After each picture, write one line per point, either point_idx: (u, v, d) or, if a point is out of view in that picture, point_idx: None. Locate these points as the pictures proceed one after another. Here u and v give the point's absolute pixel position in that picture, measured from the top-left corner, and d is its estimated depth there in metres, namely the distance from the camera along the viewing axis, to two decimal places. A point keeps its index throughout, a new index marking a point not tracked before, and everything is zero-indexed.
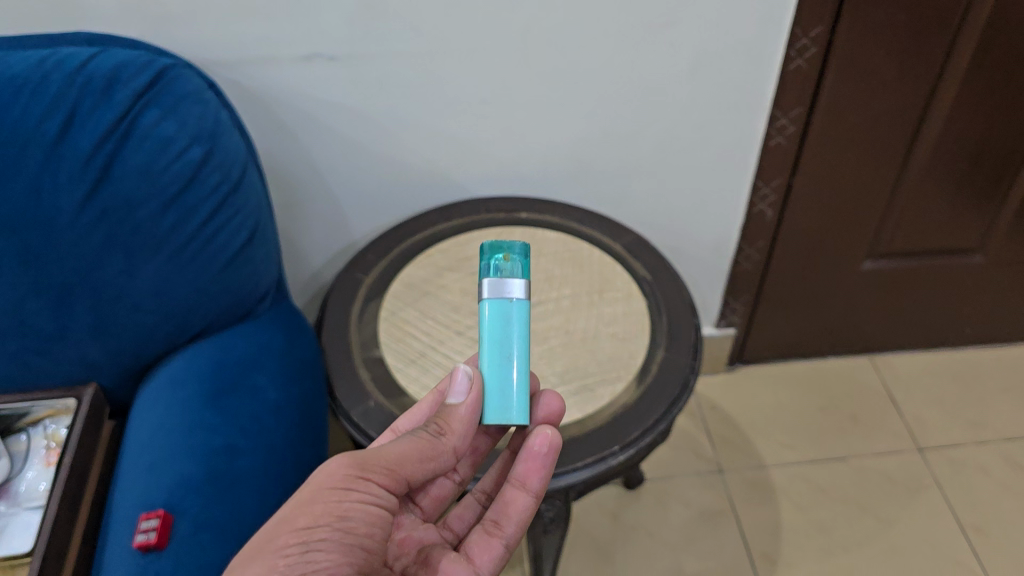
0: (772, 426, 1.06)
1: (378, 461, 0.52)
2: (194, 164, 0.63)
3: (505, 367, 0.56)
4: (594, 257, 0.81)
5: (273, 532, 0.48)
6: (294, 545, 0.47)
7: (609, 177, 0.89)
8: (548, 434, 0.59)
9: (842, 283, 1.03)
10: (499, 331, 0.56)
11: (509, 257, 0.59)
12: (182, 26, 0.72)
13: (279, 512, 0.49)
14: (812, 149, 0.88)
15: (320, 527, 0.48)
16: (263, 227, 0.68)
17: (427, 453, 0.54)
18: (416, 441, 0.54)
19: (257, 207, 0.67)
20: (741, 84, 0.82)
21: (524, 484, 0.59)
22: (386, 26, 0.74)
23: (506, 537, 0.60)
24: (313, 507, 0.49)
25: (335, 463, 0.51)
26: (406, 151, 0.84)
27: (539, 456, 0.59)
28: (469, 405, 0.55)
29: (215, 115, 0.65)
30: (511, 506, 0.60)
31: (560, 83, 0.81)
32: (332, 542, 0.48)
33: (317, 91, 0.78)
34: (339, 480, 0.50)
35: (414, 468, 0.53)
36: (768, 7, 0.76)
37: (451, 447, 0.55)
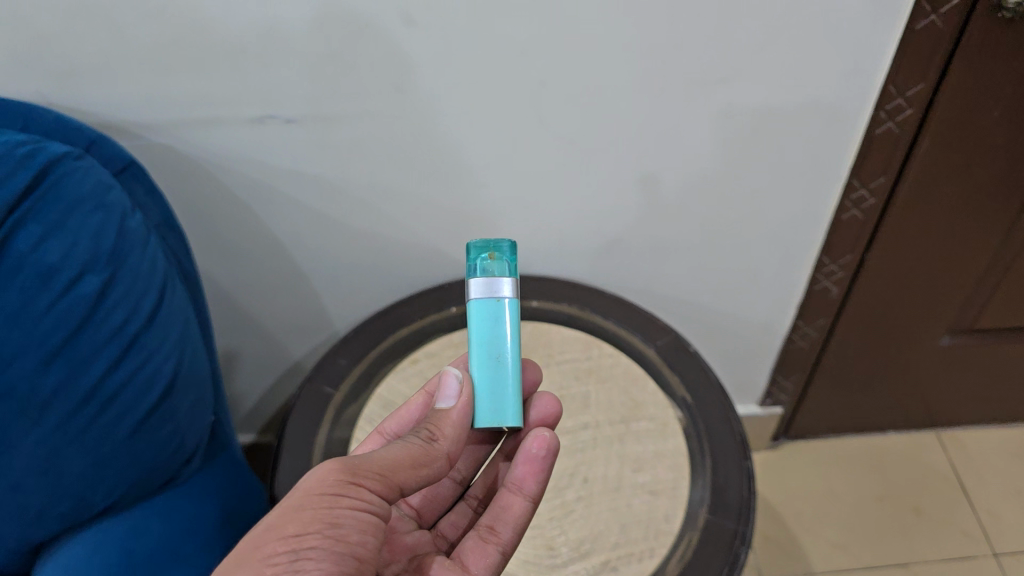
0: (821, 521, 0.91)
1: (369, 464, 0.43)
2: (89, 300, 0.47)
3: (495, 372, 0.50)
4: (619, 370, 0.65)
5: (255, 542, 0.40)
6: (281, 554, 0.39)
7: (641, 252, 0.73)
8: (546, 435, 0.52)
9: (913, 360, 0.87)
10: (488, 330, 0.50)
11: (495, 256, 0.52)
12: (95, 82, 0.56)
13: (263, 522, 0.41)
14: (894, 220, 0.71)
15: (308, 535, 0.40)
16: (189, 368, 0.52)
17: (421, 457, 0.45)
18: (409, 445, 0.45)
19: (180, 341, 0.52)
20: (814, 148, 0.65)
21: (520, 488, 0.51)
22: (358, 81, 0.57)
23: (504, 546, 0.50)
24: (301, 514, 0.40)
25: (320, 470, 0.43)
26: (390, 225, 0.67)
27: (537, 458, 0.52)
28: (460, 407, 0.48)
29: (120, 225, 0.49)
30: (506, 512, 0.51)
31: (583, 148, 0.64)
32: (324, 553, 0.39)
33: (273, 157, 0.61)
34: (327, 486, 0.42)
35: (408, 474, 0.44)
36: (853, 59, 0.59)
37: (446, 453, 0.47)
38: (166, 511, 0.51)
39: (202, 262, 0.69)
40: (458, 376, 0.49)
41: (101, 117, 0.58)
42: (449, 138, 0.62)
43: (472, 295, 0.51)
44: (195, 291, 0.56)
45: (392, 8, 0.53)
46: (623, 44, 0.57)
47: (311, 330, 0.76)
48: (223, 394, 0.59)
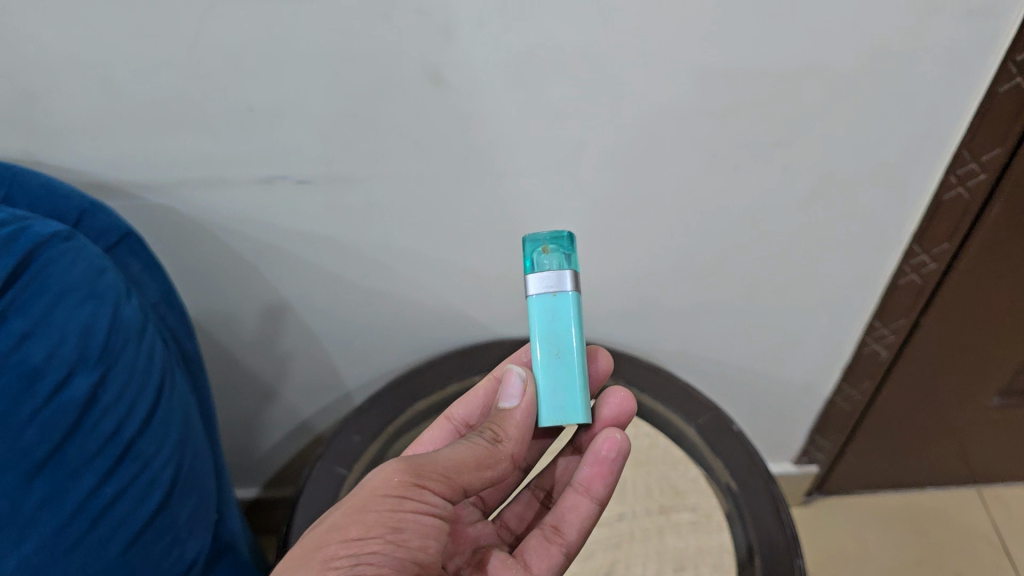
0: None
1: (435, 466, 0.42)
2: (78, 404, 0.41)
3: (557, 368, 0.47)
4: (657, 452, 0.61)
5: (320, 542, 0.39)
6: (343, 558, 0.38)
7: (678, 315, 0.68)
8: (617, 439, 0.50)
9: (960, 420, 0.82)
10: (548, 325, 0.47)
11: (551, 248, 0.48)
12: (89, 142, 0.50)
13: (325, 522, 0.40)
14: (953, 286, 0.65)
15: (371, 539, 0.39)
16: (185, 475, 0.47)
17: (485, 459, 0.44)
18: (474, 447, 0.44)
19: (178, 443, 0.46)
20: (875, 214, 0.59)
21: (588, 489, 0.50)
22: (378, 141, 0.51)
23: (566, 548, 0.49)
24: (365, 516, 0.39)
25: (386, 470, 0.42)
26: (412, 287, 0.63)
27: (607, 460, 0.50)
28: (523, 408, 0.46)
29: (111, 314, 0.44)
30: (572, 514, 0.50)
31: (624, 213, 0.58)
32: (386, 558, 0.38)
33: (285, 219, 0.56)
34: (391, 489, 0.41)
35: (472, 476, 0.43)
36: (925, 125, 0.53)
37: (510, 455, 0.46)
38: None
39: (206, 323, 0.64)
40: (519, 375, 0.47)
41: (96, 177, 0.53)
42: (478, 201, 0.56)
43: (530, 290, 0.47)
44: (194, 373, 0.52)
45: (417, 64, 0.47)
46: (672, 107, 0.51)
47: (325, 390, 0.71)
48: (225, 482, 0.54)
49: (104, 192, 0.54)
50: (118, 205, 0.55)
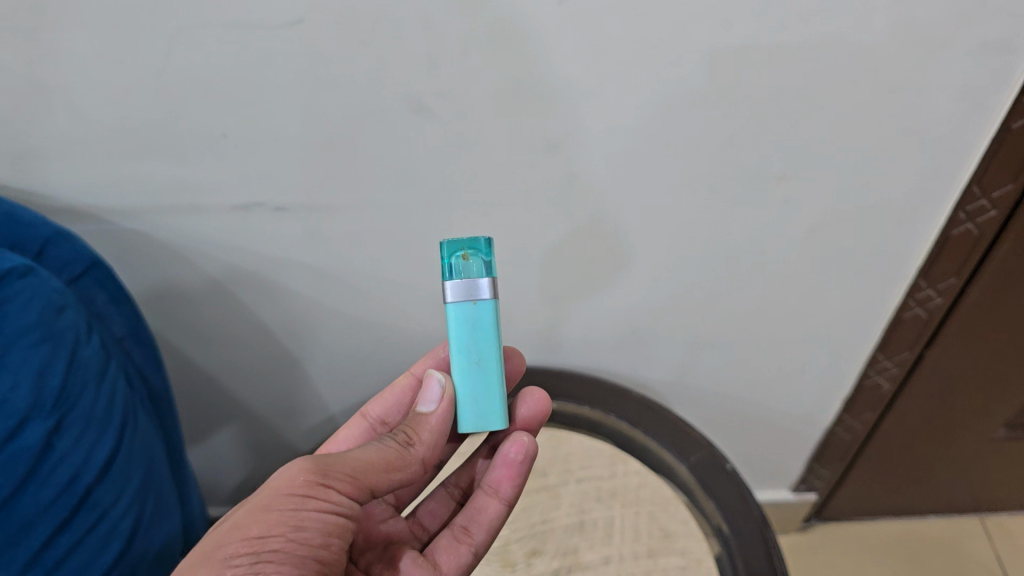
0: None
1: (341, 465, 0.40)
2: (32, 452, 0.39)
3: (477, 378, 0.44)
4: (649, 492, 0.60)
5: (219, 541, 0.37)
6: (243, 555, 0.36)
7: (673, 346, 0.66)
8: (525, 441, 0.49)
9: (964, 450, 0.80)
10: (466, 333, 0.44)
11: (470, 256, 0.44)
12: (57, 166, 0.48)
13: (227, 522, 0.39)
14: (958, 322, 0.63)
15: (272, 537, 0.37)
16: (142, 528, 0.45)
17: (395, 460, 0.42)
18: (383, 448, 0.42)
19: (137, 493, 0.45)
20: (881, 250, 0.57)
21: (497, 491, 0.50)
22: (359, 171, 0.49)
23: (475, 547, 0.49)
24: (267, 515, 0.38)
25: (290, 468, 0.40)
26: (397, 314, 0.61)
27: (515, 463, 0.49)
28: (441, 414, 0.44)
29: (68, 355, 0.42)
30: (481, 514, 0.50)
31: (618, 248, 0.56)
32: (286, 556, 0.37)
33: (265, 245, 0.54)
34: (296, 486, 0.39)
35: (381, 478, 0.41)
36: (935, 158, 0.50)
37: (422, 459, 0.44)
38: None
39: (184, 346, 0.63)
40: (440, 382, 0.45)
41: (64, 201, 0.51)
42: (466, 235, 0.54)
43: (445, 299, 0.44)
44: (147, 412, 0.50)
45: (399, 93, 0.45)
46: (666, 142, 0.48)
47: (307, 414, 0.71)
48: (191, 506, 0.56)
49: (73, 216, 0.52)
50: (87, 228, 0.53)
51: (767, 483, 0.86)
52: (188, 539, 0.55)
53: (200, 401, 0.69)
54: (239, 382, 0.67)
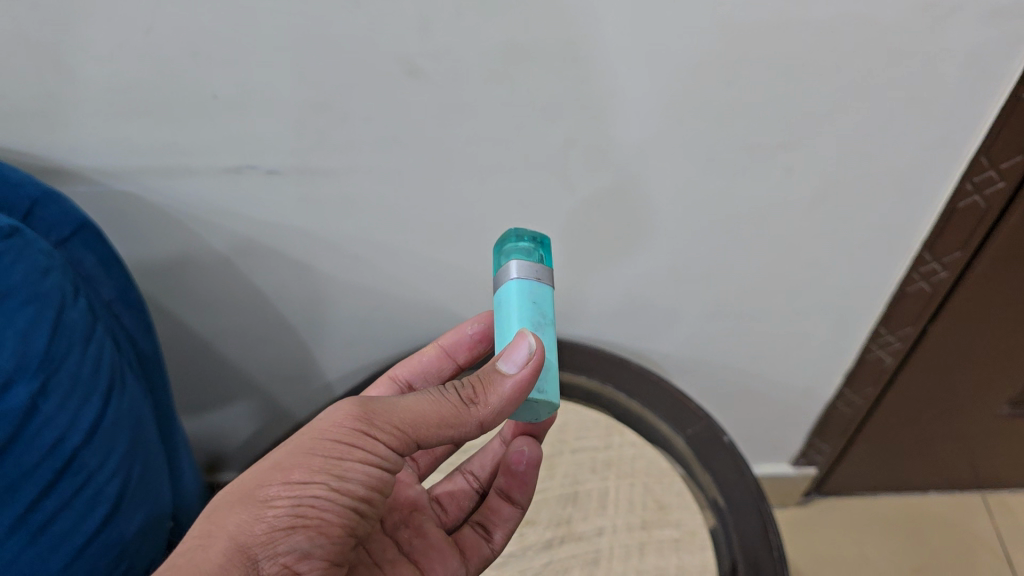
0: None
1: (391, 417, 0.40)
2: (19, 414, 0.39)
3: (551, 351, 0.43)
4: (644, 465, 0.60)
5: (264, 478, 0.38)
6: (285, 498, 0.38)
7: (672, 318, 0.65)
8: (531, 453, 0.54)
9: (966, 426, 0.79)
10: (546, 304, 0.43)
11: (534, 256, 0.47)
12: (43, 127, 0.47)
13: (275, 456, 0.39)
14: (962, 296, 0.62)
15: (314, 482, 0.38)
16: (130, 490, 0.45)
17: (449, 419, 0.40)
18: (439, 402, 0.40)
19: (124, 456, 0.45)
20: (884, 222, 0.55)
21: (509, 495, 0.55)
22: (352, 136, 0.48)
23: (493, 543, 0.53)
24: (311, 459, 0.39)
25: (339, 410, 0.40)
26: (393, 282, 0.60)
27: (522, 474, 0.54)
28: (518, 380, 0.39)
29: (53, 317, 0.41)
30: (496, 515, 0.54)
31: (616, 218, 0.55)
32: (326, 503, 0.38)
33: (258, 210, 0.54)
34: (341, 433, 0.39)
35: (432, 434, 0.40)
36: (942, 128, 0.49)
37: (482, 420, 0.41)
38: None
39: (179, 311, 0.63)
40: (531, 345, 0.39)
41: (53, 162, 0.50)
42: (460, 201, 0.53)
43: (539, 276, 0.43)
44: (137, 377, 0.50)
45: (390, 55, 0.44)
46: (665, 109, 0.47)
47: (303, 380, 0.72)
48: (180, 463, 0.56)
49: (64, 176, 0.51)
50: (78, 189, 0.52)
51: (766, 457, 0.85)
52: (183, 496, 0.55)
53: (197, 366, 0.69)
54: (236, 348, 0.67)
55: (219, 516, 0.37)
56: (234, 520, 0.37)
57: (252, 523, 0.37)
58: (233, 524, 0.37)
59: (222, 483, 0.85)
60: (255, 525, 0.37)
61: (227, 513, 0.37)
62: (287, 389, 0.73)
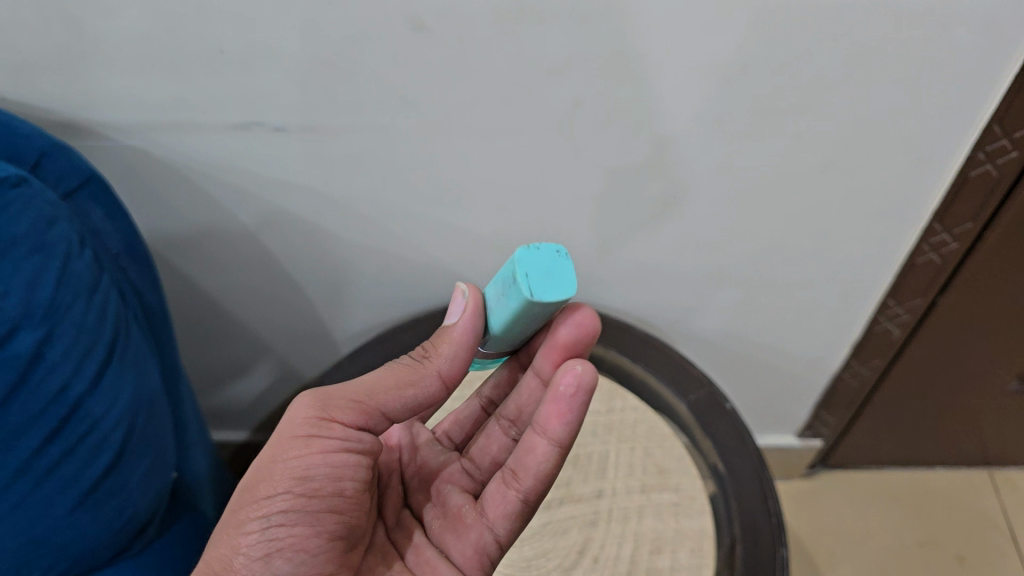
0: (857, 566, 0.88)
1: (339, 396, 0.42)
2: (24, 361, 0.40)
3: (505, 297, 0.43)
4: (646, 430, 0.60)
5: (236, 504, 0.41)
6: (256, 521, 0.40)
7: (679, 284, 0.65)
8: (576, 372, 0.46)
9: (974, 401, 0.79)
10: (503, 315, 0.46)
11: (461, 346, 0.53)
12: (52, 78, 0.47)
13: (246, 479, 0.42)
14: (972, 269, 0.61)
15: (279, 497, 0.40)
16: (135, 438, 0.46)
17: (405, 378, 0.44)
18: (394, 370, 0.44)
19: (129, 404, 0.46)
20: (894, 191, 0.55)
21: (546, 431, 0.47)
22: (358, 93, 0.48)
23: (525, 494, 0.48)
24: (272, 471, 0.41)
25: (296, 409, 0.42)
26: (400, 242, 0.61)
27: (564, 397, 0.46)
28: (463, 325, 0.44)
29: (59, 267, 0.42)
30: (529, 456, 0.48)
31: (624, 183, 0.55)
32: (295, 515, 0.40)
33: (264, 167, 0.54)
34: (298, 429, 0.41)
35: (390, 398, 0.43)
36: (955, 94, 0.48)
37: (439, 373, 0.45)
38: None
39: (188, 267, 0.64)
40: (463, 290, 0.45)
41: (62, 115, 0.50)
42: (467, 162, 0.53)
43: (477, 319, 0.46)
44: (142, 330, 0.51)
45: (398, 12, 0.44)
46: (672, 70, 0.47)
47: (310, 340, 0.72)
48: (184, 414, 0.57)
49: (74, 130, 0.52)
50: (88, 143, 0.53)
51: (772, 428, 0.85)
52: (184, 439, 0.56)
53: (207, 323, 0.70)
54: (244, 305, 0.68)
55: (208, 551, 0.40)
56: (218, 553, 0.40)
57: (231, 558, 0.39)
58: (216, 559, 0.40)
59: (232, 441, 0.87)
60: (234, 558, 0.39)
61: (213, 546, 0.40)
62: (295, 348, 0.74)
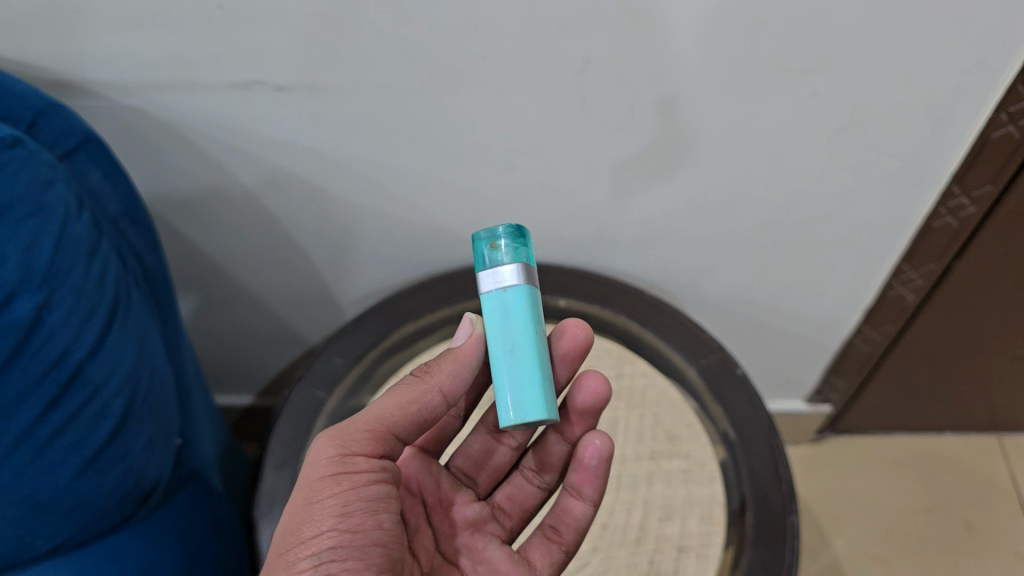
0: (862, 531, 0.88)
1: (355, 428, 0.44)
2: (23, 327, 0.39)
3: (512, 366, 0.44)
4: (655, 397, 0.60)
5: (280, 548, 0.40)
6: (305, 559, 0.39)
7: (690, 247, 0.64)
8: (598, 445, 0.52)
9: (986, 366, 0.78)
10: (524, 312, 0.45)
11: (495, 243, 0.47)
12: (43, 35, 0.46)
13: (281, 527, 0.41)
14: (989, 233, 0.60)
15: (323, 535, 0.40)
16: (138, 406, 0.45)
17: (409, 397, 0.45)
18: (397, 393, 0.45)
19: (131, 372, 0.45)
20: (913, 153, 0.54)
21: (580, 494, 0.52)
22: (361, 50, 0.47)
23: (567, 546, 0.52)
24: (310, 511, 0.41)
25: (317, 453, 0.43)
26: (404, 205, 0.59)
27: (591, 467, 0.52)
28: (466, 346, 0.47)
29: (53, 230, 0.41)
30: (568, 515, 0.52)
31: (636, 144, 0.54)
32: (344, 550, 0.40)
33: (265, 128, 0.53)
34: (326, 469, 0.42)
35: (398, 419, 0.45)
36: (979, 50, 0.46)
37: (442, 388, 0.46)
38: (116, 554, 0.45)
39: (189, 232, 0.63)
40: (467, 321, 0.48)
41: (58, 75, 0.49)
42: (474, 121, 0.52)
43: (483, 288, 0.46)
44: (142, 294, 0.50)
45: None
46: (685, 26, 0.45)
47: (314, 304, 0.72)
48: (188, 382, 0.56)
49: (70, 90, 0.50)
50: (86, 104, 0.52)
51: (780, 393, 0.85)
52: (186, 402, 0.55)
53: (210, 287, 0.69)
54: (246, 269, 0.67)
55: None
56: None
57: None
58: None
59: (239, 406, 0.87)
60: None
61: None
62: (300, 312, 0.73)
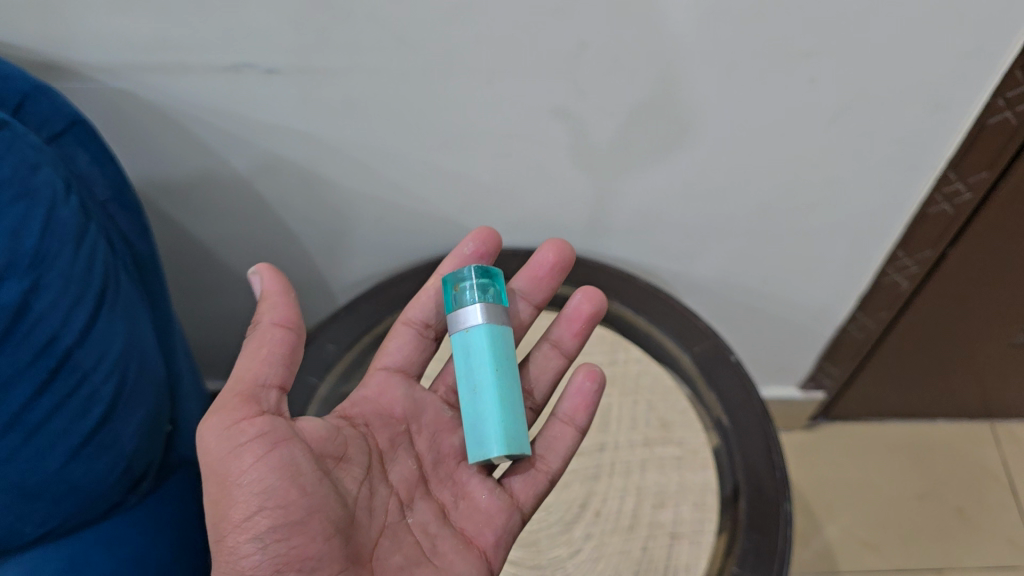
0: (854, 518, 0.88)
1: (232, 402, 0.42)
2: (12, 311, 0.38)
3: (474, 404, 0.46)
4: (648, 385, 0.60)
5: (218, 539, 0.39)
6: (246, 544, 0.39)
7: (685, 234, 0.64)
8: (594, 370, 0.55)
9: (979, 353, 0.78)
10: (489, 355, 0.46)
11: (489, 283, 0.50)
12: (29, 16, 0.45)
13: (209, 514, 0.40)
14: (985, 221, 0.60)
15: (253, 517, 0.39)
16: (128, 392, 0.45)
17: (255, 348, 0.44)
18: (251, 349, 0.44)
19: (120, 357, 0.45)
20: (909, 139, 0.53)
21: (573, 420, 0.54)
22: (354, 34, 0.46)
23: (551, 474, 0.52)
24: (231, 496, 0.39)
25: (206, 433, 0.41)
26: (397, 190, 0.59)
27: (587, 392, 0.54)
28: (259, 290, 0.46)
29: (40, 213, 0.40)
30: (557, 442, 0.53)
31: (631, 130, 0.53)
32: (280, 526, 0.39)
33: (256, 111, 0.52)
34: (222, 449, 0.40)
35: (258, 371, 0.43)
36: (977, 36, 0.46)
37: (271, 322, 0.44)
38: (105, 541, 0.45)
39: (179, 216, 0.62)
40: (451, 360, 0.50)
41: (45, 56, 0.48)
42: (468, 107, 0.51)
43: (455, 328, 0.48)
44: (132, 280, 0.50)
45: None
46: (681, 10, 0.45)
47: (305, 289, 0.71)
48: (178, 367, 0.56)
49: (58, 72, 0.50)
50: (74, 85, 0.51)
51: (775, 380, 0.85)
52: (176, 388, 0.55)
53: (200, 271, 0.69)
54: (237, 253, 0.67)
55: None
56: None
57: None
58: None
59: None
60: None
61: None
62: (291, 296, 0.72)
